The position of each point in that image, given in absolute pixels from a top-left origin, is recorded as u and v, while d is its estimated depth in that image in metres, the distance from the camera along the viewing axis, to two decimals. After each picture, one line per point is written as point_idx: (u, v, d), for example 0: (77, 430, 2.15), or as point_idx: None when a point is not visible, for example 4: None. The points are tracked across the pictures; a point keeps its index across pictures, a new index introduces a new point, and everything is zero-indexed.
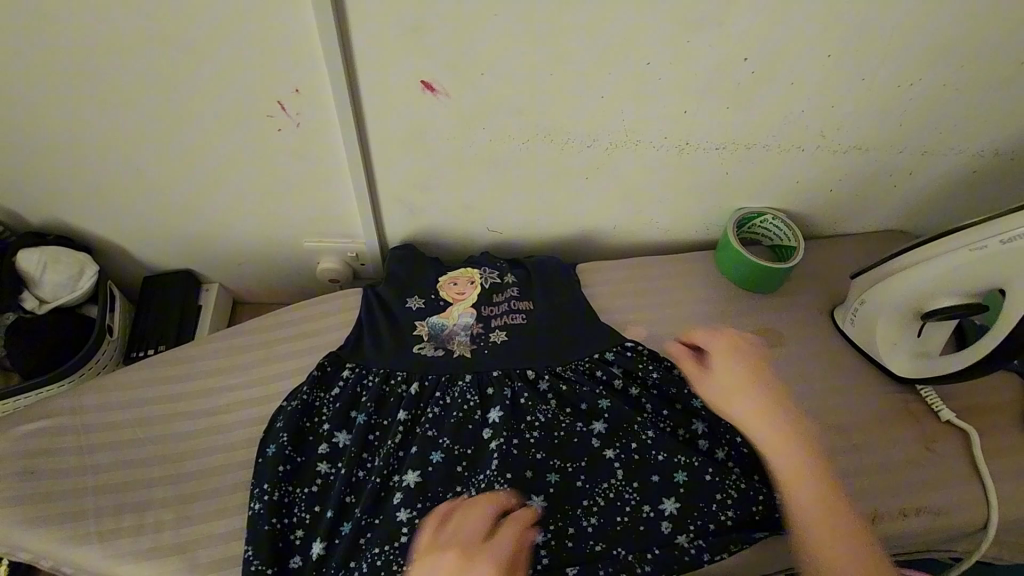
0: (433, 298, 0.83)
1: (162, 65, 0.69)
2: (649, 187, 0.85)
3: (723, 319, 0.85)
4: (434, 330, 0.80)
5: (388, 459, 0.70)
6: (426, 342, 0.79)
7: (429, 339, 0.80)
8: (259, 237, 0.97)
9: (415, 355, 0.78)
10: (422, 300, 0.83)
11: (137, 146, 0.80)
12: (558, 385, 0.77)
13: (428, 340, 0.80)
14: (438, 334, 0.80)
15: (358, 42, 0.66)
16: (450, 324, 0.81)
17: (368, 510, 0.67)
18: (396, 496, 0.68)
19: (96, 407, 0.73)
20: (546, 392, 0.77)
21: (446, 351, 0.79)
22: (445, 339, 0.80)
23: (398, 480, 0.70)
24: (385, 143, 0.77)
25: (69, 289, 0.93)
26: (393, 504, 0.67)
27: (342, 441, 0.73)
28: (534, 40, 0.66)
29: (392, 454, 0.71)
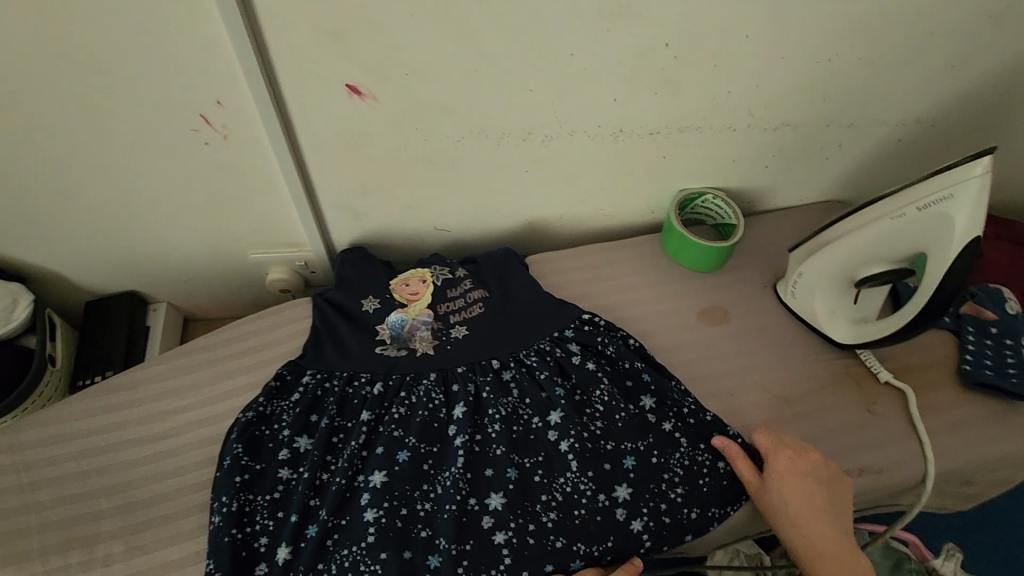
0: (388, 298, 0.82)
1: (71, 85, 0.66)
2: (590, 176, 0.85)
3: (671, 300, 0.87)
4: (395, 329, 0.80)
5: (353, 460, 0.70)
6: (388, 343, 0.79)
7: (391, 341, 0.79)
8: (201, 253, 0.95)
9: (377, 355, 0.77)
10: (377, 302, 0.82)
11: (59, 171, 0.77)
12: (524, 372, 0.78)
13: (390, 341, 0.79)
14: (399, 333, 0.79)
15: (276, 50, 0.64)
16: (410, 322, 0.80)
17: (334, 513, 0.67)
18: (363, 497, 0.67)
19: (34, 443, 0.70)
20: (509, 382, 0.77)
21: (410, 350, 0.78)
22: (407, 338, 0.79)
23: (363, 480, 0.69)
24: (318, 150, 0.76)
25: (0, 324, 0.89)
26: (361, 505, 0.67)
27: (304, 446, 0.71)
28: (455, 37, 0.65)
29: (357, 455, 0.70)
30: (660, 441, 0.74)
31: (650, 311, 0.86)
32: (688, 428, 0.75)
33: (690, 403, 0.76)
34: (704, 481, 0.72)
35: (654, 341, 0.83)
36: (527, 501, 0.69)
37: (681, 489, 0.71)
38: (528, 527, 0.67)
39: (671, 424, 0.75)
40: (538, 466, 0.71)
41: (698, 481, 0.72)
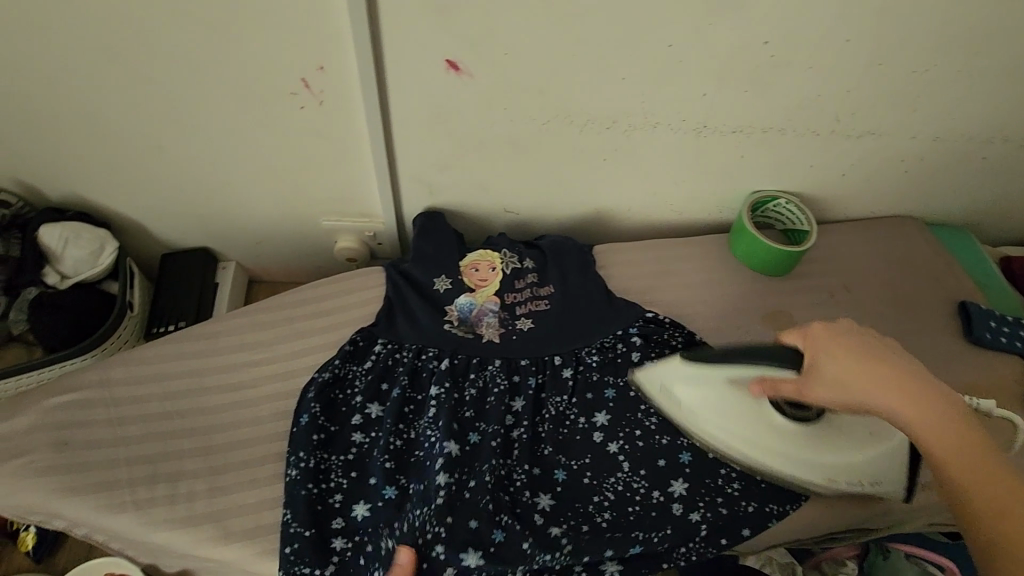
0: (459, 279, 0.84)
1: (188, 41, 0.70)
2: (666, 168, 0.86)
3: (735, 300, 0.87)
4: (464, 313, 0.82)
5: (427, 432, 0.73)
6: (455, 324, 0.81)
7: (458, 322, 0.82)
8: (277, 215, 0.98)
9: (444, 334, 0.80)
10: (449, 282, 0.84)
11: (162, 123, 0.81)
12: (584, 370, 0.80)
13: (458, 323, 0.82)
14: (467, 316, 0.82)
15: (385, 22, 0.66)
16: (478, 307, 0.83)
17: (413, 479, 0.71)
18: (438, 461, 0.70)
19: (122, 380, 0.74)
20: (567, 379, 0.79)
21: (476, 334, 0.81)
22: (474, 322, 0.82)
23: (439, 446, 0.71)
24: (407, 123, 0.78)
25: (89, 264, 0.94)
26: (434, 469, 0.70)
27: (375, 413, 0.75)
28: (559, 20, 0.66)
29: (429, 430, 0.74)
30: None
31: (714, 309, 0.86)
32: None
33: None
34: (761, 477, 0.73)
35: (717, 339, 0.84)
36: (579, 501, 0.71)
37: (737, 485, 0.73)
38: (582, 528, 0.70)
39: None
40: (586, 468, 0.73)
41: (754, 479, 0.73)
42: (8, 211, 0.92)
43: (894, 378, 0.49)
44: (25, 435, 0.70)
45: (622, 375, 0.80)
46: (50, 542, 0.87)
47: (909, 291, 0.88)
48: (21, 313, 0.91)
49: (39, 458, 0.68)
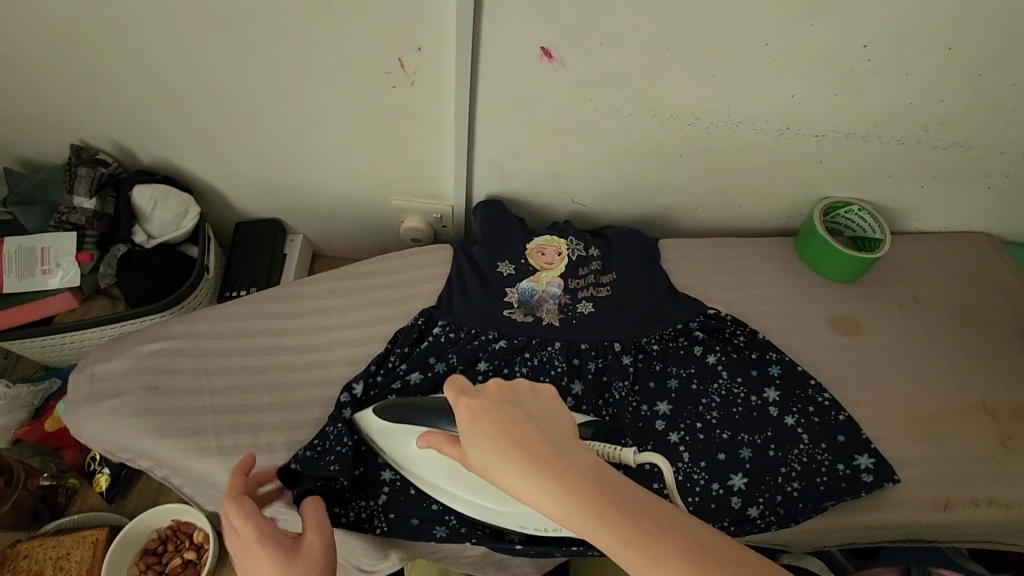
0: (522, 263, 0.86)
1: (295, 18, 0.72)
2: (740, 167, 0.86)
3: (801, 304, 0.87)
4: (524, 296, 0.84)
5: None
6: (515, 308, 0.83)
7: (519, 305, 0.83)
8: (351, 191, 1.01)
9: (504, 317, 0.82)
10: (512, 267, 0.86)
11: (257, 95, 0.85)
12: (645, 359, 0.81)
13: (518, 306, 0.84)
14: (528, 300, 0.84)
15: (488, 8, 0.68)
16: (540, 291, 0.84)
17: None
18: None
19: (208, 335, 0.78)
20: (628, 365, 0.80)
21: (536, 317, 0.83)
22: (535, 305, 0.84)
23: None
24: (492, 107, 0.80)
25: (173, 227, 0.98)
26: None
27: (415, 381, 0.77)
28: (658, 13, 0.67)
29: None
30: (777, 435, 0.76)
31: (778, 310, 0.87)
32: (812, 427, 0.76)
33: (817, 403, 0.78)
34: (823, 478, 0.73)
35: (781, 340, 0.84)
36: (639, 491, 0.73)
37: (798, 484, 0.73)
38: None
39: (792, 418, 0.77)
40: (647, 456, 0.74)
41: (814, 478, 0.73)
42: (105, 170, 0.96)
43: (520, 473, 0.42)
44: (120, 378, 0.74)
45: (682, 366, 0.81)
46: (124, 482, 0.92)
47: (980, 308, 0.87)
48: (109, 269, 0.96)
49: (132, 400, 0.72)
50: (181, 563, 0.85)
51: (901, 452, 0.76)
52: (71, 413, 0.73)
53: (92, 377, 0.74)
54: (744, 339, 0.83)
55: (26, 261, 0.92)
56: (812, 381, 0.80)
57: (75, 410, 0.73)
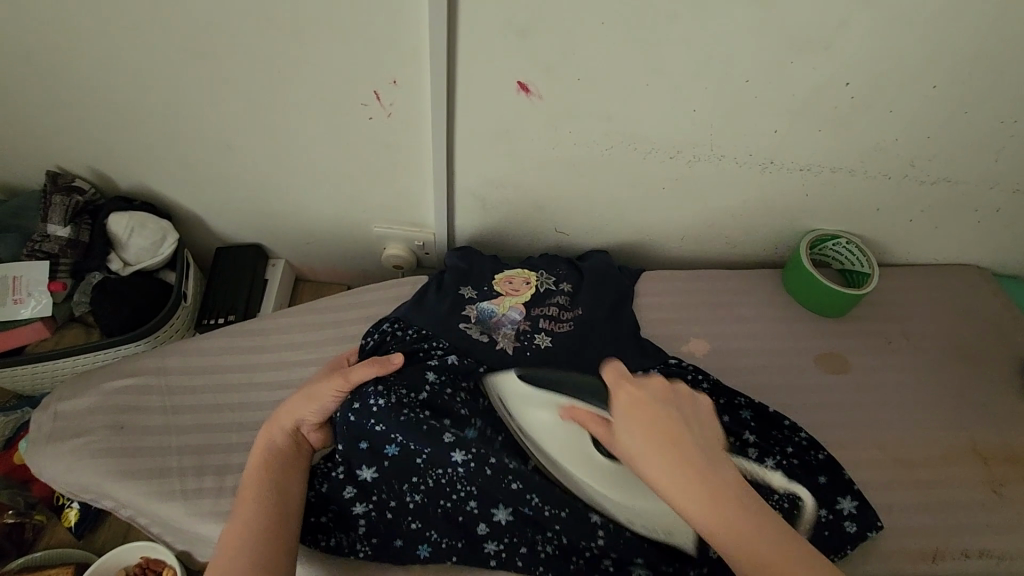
0: (486, 290, 0.86)
1: (268, 49, 0.71)
2: (725, 200, 0.85)
3: (788, 340, 0.85)
4: (483, 315, 0.83)
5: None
6: (472, 324, 0.82)
7: (475, 323, 0.82)
8: (334, 220, 1.00)
9: (460, 334, 0.80)
10: (475, 292, 0.85)
11: (234, 125, 0.83)
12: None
13: (474, 323, 0.82)
14: (486, 320, 0.82)
15: (464, 44, 0.66)
16: (499, 314, 0.83)
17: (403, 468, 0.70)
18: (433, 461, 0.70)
19: (178, 371, 0.77)
20: None
21: (490, 338, 0.81)
22: (492, 326, 0.82)
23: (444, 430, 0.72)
24: (470, 139, 0.79)
25: (150, 254, 0.97)
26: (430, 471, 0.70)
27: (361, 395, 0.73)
28: (637, 50, 0.66)
29: None
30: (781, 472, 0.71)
31: (763, 346, 0.85)
32: (794, 469, 0.71)
33: (796, 442, 0.75)
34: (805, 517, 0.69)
35: (766, 378, 0.82)
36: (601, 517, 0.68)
37: None
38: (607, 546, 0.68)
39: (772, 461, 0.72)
40: None
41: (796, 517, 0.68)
42: (81, 197, 0.95)
43: (684, 466, 0.48)
44: (86, 416, 0.73)
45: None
46: (92, 519, 0.90)
47: (973, 345, 0.85)
48: (83, 297, 0.94)
49: (96, 440, 0.71)
50: None
51: (890, 499, 0.73)
52: (33, 453, 0.71)
53: (56, 415, 0.73)
54: (709, 385, 0.79)
55: None
56: (785, 422, 0.77)
57: (38, 450, 0.71)
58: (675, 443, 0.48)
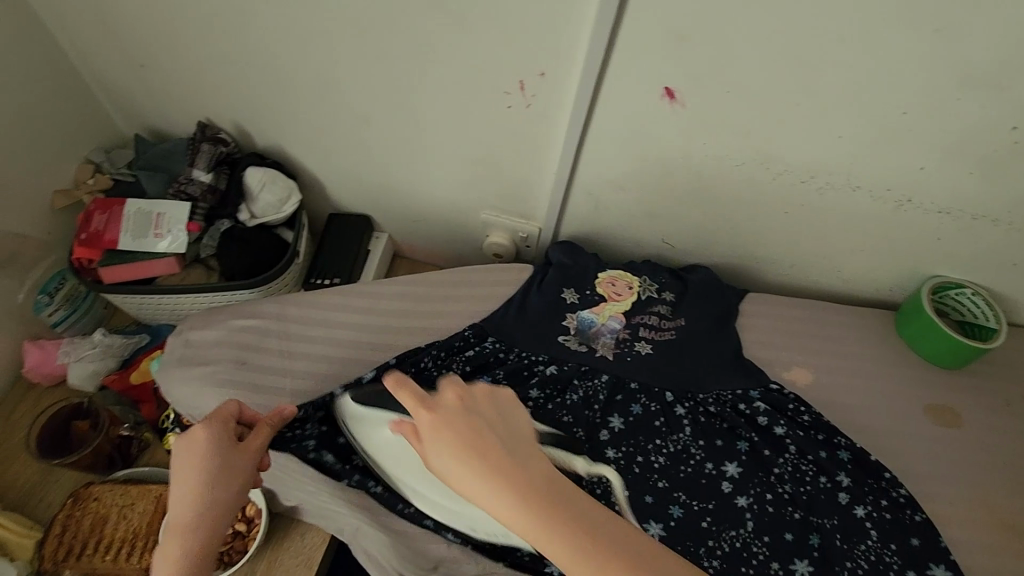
0: (588, 294, 0.86)
1: (427, 31, 0.74)
2: (848, 232, 0.83)
3: (894, 384, 0.83)
4: (583, 325, 0.83)
5: None
6: (572, 335, 0.83)
7: (575, 333, 0.83)
8: (444, 201, 1.04)
9: (559, 344, 0.82)
10: (576, 296, 0.86)
11: (374, 99, 0.88)
12: (696, 413, 0.78)
13: (574, 333, 0.83)
14: (585, 330, 0.83)
15: (620, 45, 0.67)
16: (599, 324, 0.83)
17: None
18: None
19: (296, 319, 0.82)
20: (681, 419, 0.77)
21: (590, 348, 0.82)
22: (591, 336, 0.83)
23: None
24: (602, 139, 0.80)
25: (274, 210, 1.03)
26: None
27: None
28: (795, 70, 0.65)
29: None
30: (844, 525, 0.71)
31: (867, 386, 0.82)
32: (885, 523, 0.71)
33: (891, 497, 0.73)
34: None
35: (867, 419, 0.80)
36: (691, 543, 0.69)
37: None
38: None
39: (863, 509, 0.72)
40: (707, 513, 0.71)
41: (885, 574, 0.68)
42: (224, 148, 1.03)
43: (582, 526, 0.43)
44: (211, 348, 0.78)
45: (739, 435, 0.77)
46: None
47: None
48: (211, 242, 1.01)
49: (220, 371, 0.76)
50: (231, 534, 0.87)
51: (991, 564, 0.70)
52: (163, 373, 0.77)
53: (186, 343, 0.78)
54: (808, 420, 0.78)
55: (142, 223, 0.97)
56: (887, 474, 0.74)
57: (168, 372, 0.76)
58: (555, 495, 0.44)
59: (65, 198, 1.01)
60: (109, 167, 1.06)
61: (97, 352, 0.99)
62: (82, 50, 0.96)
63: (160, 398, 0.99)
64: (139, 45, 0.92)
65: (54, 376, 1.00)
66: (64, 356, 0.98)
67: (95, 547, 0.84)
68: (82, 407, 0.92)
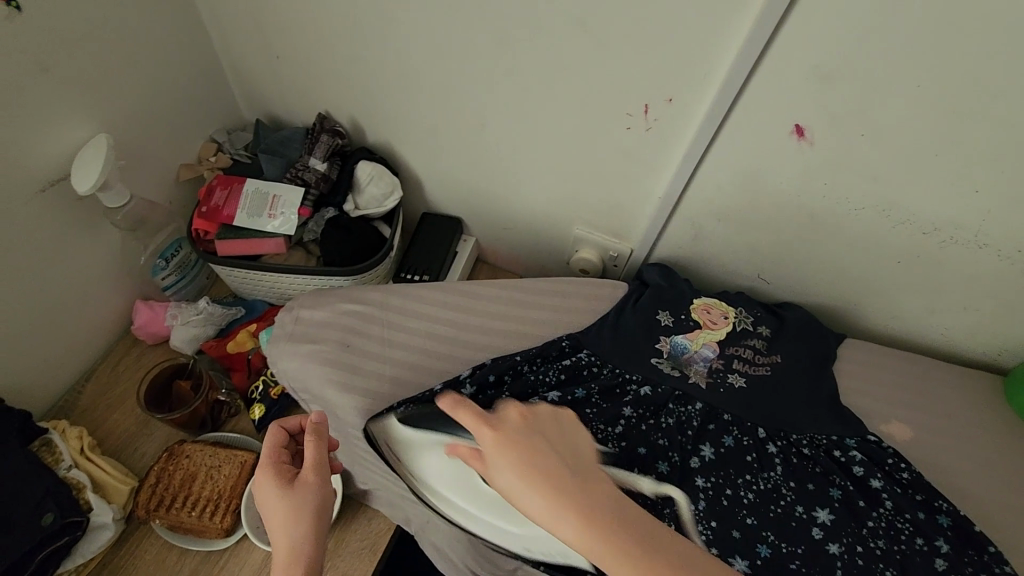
0: (683, 319, 0.86)
1: (563, 47, 0.77)
2: (963, 290, 0.80)
3: (999, 453, 0.79)
4: (676, 350, 0.83)
5: (608, 443, 0.75)
6: (664, 358, 0.83)
7: (668, 357, 0.83)
8: (539, 213, 1.06)
9: (652, 366, 0.82)
10: (672, 319, 0.86)
11: (493, 108, 0.91)
12: (789, 453, 0.76)
13: (667, 357, 0.83)
14: (678, 355, 0.83)
15: (758, 79, 0.68)
16: (692, 350, 0.83)
17: None
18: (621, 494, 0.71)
19: (399, 310, 0.85)
20: (774, 457, 0.76)
21: (683, 373, 0.81)
22: (684, 362, 0.82)
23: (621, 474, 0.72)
24: (717, 168, 0.81)
25: (376, 204, 1.08)
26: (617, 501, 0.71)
27: (552, 399, 0.78)
28: (940, 120, 0.64)
29: (613, 445, 0.75)
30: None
31: (970, 452, 0.79)
32: None
33: (995, 574, 0.68)
34: None
35: (969, 485, 0.76)
36: None
37: None
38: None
39: None
40: (795, 556, 0.69)
41: None
42: (340, 141, 1.08)
43: (544, 476, 0.46)
44: (320, 328, 0.81)
45: (833, 482, 0.75)
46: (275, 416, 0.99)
47: None
48: (316, 227, 1.06)
49: (326, 351, 0.79)
50: None
51: None
52: (273, 345, 0.81)
53: (297, 320, 0.82)
54: (907, 477, 0.75)
55: (258, 203, 1.03)
56: (991, 548, 0.70)
57: (277, 345, 0.80)
58: (548, 472, 0.46)
59: (190, 172, 1.07)
60: (229, 148, 1.13)
61: (200, 318, 1.04)
62: (225, 38, 1.03)
63: (252, 368, 1.03)
64: (278, 38, 0.99)
65: (157, 336, 1.06)
66: (171, 319, 1.03)
67: (182, 503, 0.89)
68: (185, 368, 0.99)
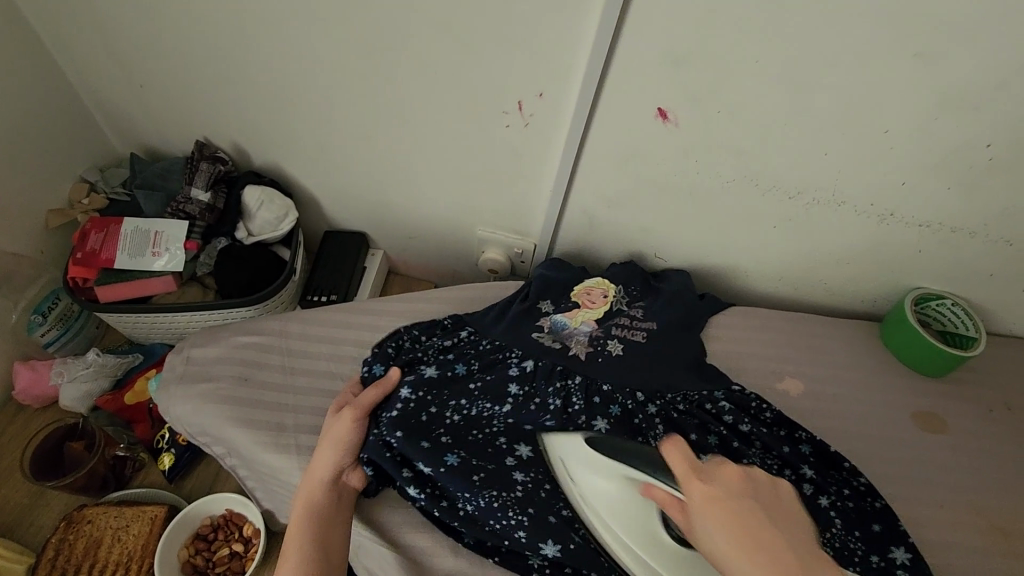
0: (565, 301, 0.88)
1: (429, 52, 0.77)
2: (836, 245, 0.86)
3: (880, 392, 0.86)
4: (556, 326, 0.85)
5: (494, 420, 0.75)
6: (545, 333, 0.83)
7: (548, 332, 0.84)
8: (438, 218, 1.06)
9: (532, 340, 0.82)
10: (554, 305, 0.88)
11: (374, 119, 0.89)
12: (667, 410, 0.78)
13: (547, 332, 0.84)
14: (559, 330, 0.84)
15: (616, 68, 0.71)
16: (572, 326, 0.85)
17: (480, 458, 0.71)
18: (511, 459, 0.72)
19: (299, 336, 0.83)
20: (653, 416, 0.77)
21: (564, 345, 0.82)
22: (565, 336, 0.83)
23: (509, 446, 0.73)
24: (597, 157, 0.83)
25: (272, 227, 1.03)
26: (508, 466, 0.71)
27: (428, 374, 0.77)
28: (783, 92, 0.69)
29: (497, 419, 0.75)
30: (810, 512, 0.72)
31: (855, 395, 0.86)
32: (849, 512, 0.73)
33: (853, 486, 0.76)
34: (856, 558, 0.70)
35: (856, 425, 0.83)
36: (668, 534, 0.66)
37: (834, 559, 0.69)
38: None
39: (827, 499, 0.74)
40: None
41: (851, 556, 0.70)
42: (223, 167, 1.04)
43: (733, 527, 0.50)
44: (214, 364, 0.79)
45: (709, 430, 0.78)
46: (184, 465, 0.94)
47: None
48: (208, 260, 1.01)
49: (222, 387, 0.77)
50: (227, 555, 0.84)
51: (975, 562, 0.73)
52: (162, 391, 0.78)
53: (187, 360, 0.79)
54: (771, 416, 0.81)
55: (139, 242, 0.98)
56: (847, 464, 0.78)
57: (168, 389, 0.77)
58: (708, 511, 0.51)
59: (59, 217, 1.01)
60: (103, 186, 1.06)
61: (89, 372, 0.96)
62: (78, 70, 0.96)
63: (154, 417, 0.97)
64: (138, 66, 0.93)
65: (44, 397, 0.99)
66: (55, 377, 0.95)
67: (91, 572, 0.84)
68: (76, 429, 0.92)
